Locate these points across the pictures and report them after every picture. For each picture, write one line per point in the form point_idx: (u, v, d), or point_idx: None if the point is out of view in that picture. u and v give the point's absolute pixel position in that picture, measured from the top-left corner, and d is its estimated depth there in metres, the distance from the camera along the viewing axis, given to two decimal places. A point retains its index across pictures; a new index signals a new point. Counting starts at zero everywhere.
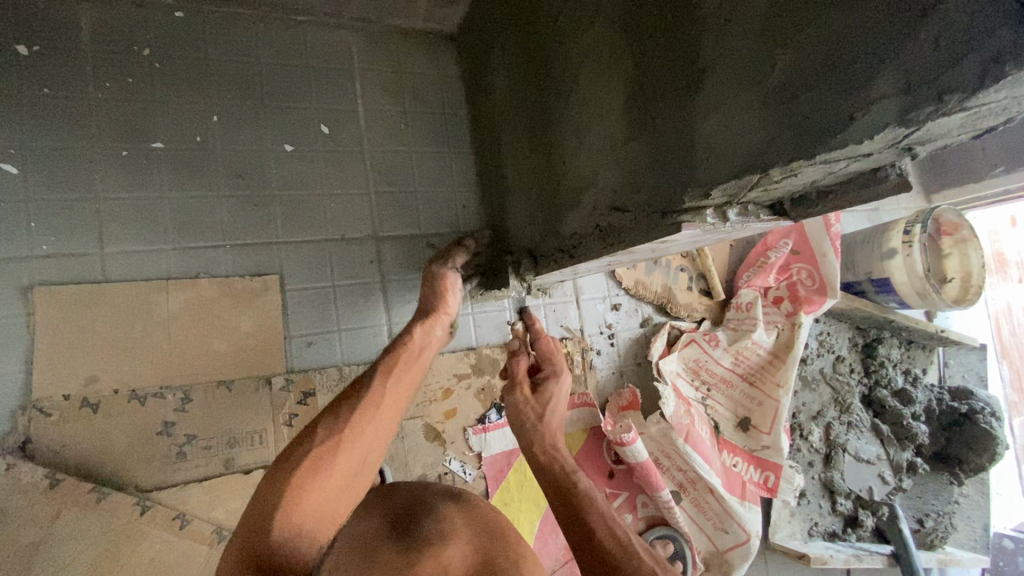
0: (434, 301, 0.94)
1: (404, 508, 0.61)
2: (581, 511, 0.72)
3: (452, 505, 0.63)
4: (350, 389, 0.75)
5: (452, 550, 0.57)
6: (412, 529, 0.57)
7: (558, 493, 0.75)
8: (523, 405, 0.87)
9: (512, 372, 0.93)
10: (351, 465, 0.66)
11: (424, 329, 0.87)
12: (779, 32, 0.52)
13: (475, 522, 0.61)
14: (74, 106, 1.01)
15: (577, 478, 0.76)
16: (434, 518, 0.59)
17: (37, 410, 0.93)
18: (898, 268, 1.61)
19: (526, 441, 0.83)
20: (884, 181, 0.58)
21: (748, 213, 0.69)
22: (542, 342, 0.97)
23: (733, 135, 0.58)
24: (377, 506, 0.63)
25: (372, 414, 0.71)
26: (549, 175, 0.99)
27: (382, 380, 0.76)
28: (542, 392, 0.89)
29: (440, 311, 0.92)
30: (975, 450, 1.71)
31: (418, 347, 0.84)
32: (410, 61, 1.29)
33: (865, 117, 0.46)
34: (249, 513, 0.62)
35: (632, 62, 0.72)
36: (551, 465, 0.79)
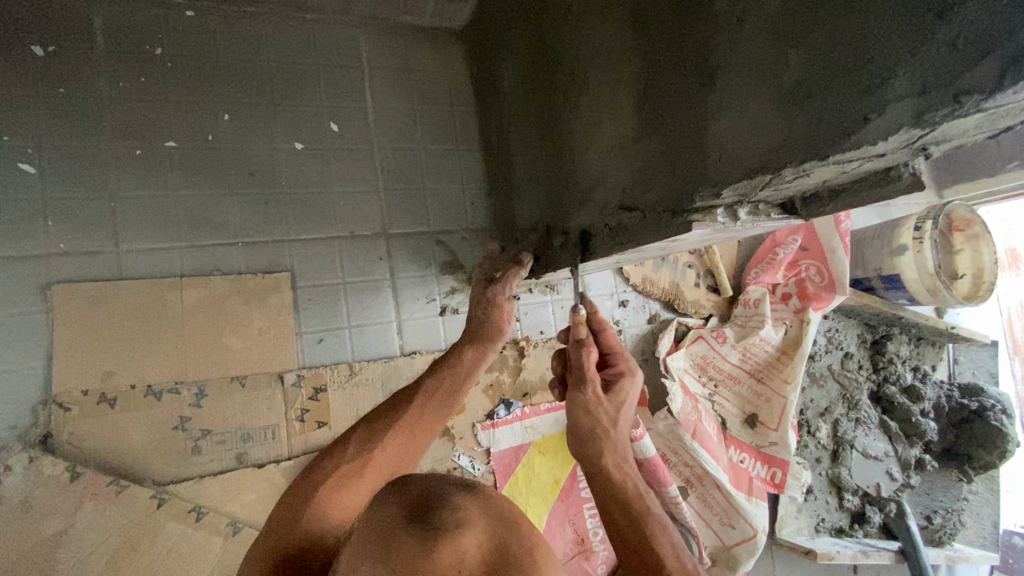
0: (492, 324, 0.95)
1: (419, 496, 0.55)
2: (651, 540, 0.84)
3: (469, 495, 0.56)
4: (393, 406, 0.89)
5: (468, 537, 0.51)
6: (428, 517, 0.52)
7: (626, 513, 0.85)
8: (597, 407, 0.86)
9: (582, 364, 0.89)
10: (376, 480, 0.84)
11: (475, 353, 0.94)
12: (795, 31, 0.52)
13: (495, 511, 0.56)
14: (89, 105, 1.02)
15: (650, 503, 0.86)
16: (450, 506, 0.53)
17: (56, 405, 0.95)
18: (908, 264, 1.60)
19: (601, 447, 0.85)
20: (897, 180, 0.58)
21: (759, 212, 0.69)
22: (609, 338, 0.95)
23: (745, 135, 0.58)
24: (390, 494, 0.56)
25: (403, 437, 0.87)
26: (559, 173, 0.99)
27: (416, 407, 0.89)
28: (615, 394, 0.88)
29: (493, 340, 0.95)
30: (986, 447, 1.71)
31: (463, 373, 0.93)
32: (419, 58, 1.29)
33: (880, 118, 0.46)
34: (289, 505, 0.81)
35: (644, 60, 0.72)
36: (624, 483, 0.85)
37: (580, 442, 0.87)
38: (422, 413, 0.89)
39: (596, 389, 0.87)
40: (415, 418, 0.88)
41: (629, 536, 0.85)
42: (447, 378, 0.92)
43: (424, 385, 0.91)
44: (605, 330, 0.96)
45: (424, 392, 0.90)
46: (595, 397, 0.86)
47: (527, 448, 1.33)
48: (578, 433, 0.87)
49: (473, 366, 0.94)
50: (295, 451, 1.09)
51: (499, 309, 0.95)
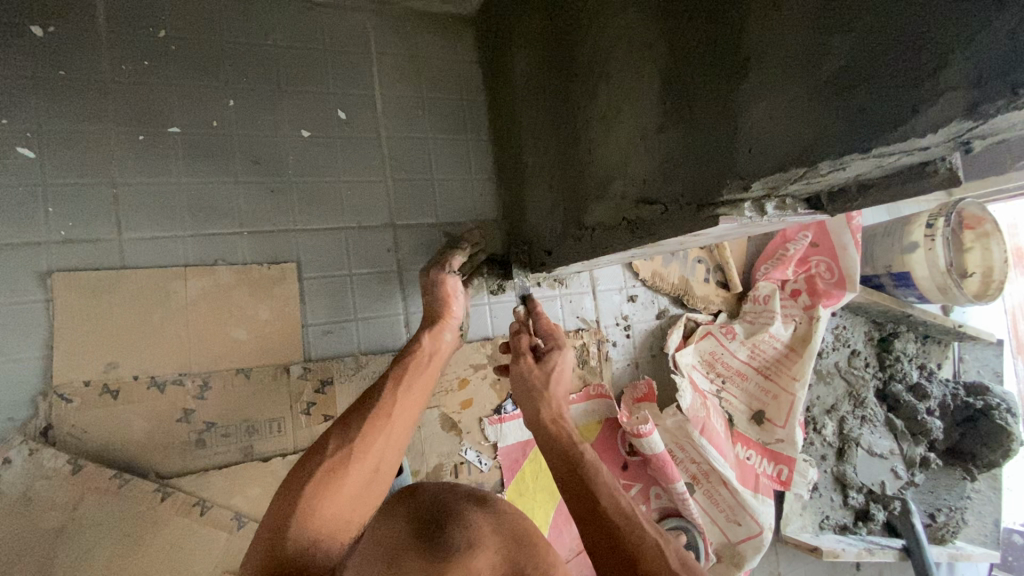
0: (439, 306, 1.03)
1: (430, 511, 0.54)
2: (588, 481, 0.74)
3: (481, 510, 0.55)
4: (364, 398, 0.87)
5: (480, 558, 0.50)
6: (438, 534, 0.51)
7: (564, 460, 0.78)
8: (528, 373, 0.90)
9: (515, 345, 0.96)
10: (362, 475, 0.78)
11: (432, 335, 0.98)
12: (836, 18, 0.50)
13: (507, 528, 0.55)
14: (91, 89, 0.99)
15: (583, 448, 0.79)
16: (462, 523, 0.52)
17: (57, 396, 0.93)
18: (919, 262, 1.59)
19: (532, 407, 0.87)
20: (934, 176, 0.56)
21: (785, 207, 0.67)
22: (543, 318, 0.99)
23: (779, 126, 0.56)
24: (402, 509, 0.56)
25: (381, 426, 0.83)
26: (573, 164, 0.97)
27: (389, 395, 0.87)
28: (546, 362, 0.91)
29: (445, 315, 1.01)
30: (990, 445, 1.70)
31: (427, 353, 0.95)
32: (427, 45, 1.26)
33: (930, 109, 0.44)
34: (270, 516, 0.72)
35: (669, 49, 0.70)
36: (557, 435, 0.82)
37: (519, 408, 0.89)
38: (397, 399, 0.87)
39: (528, 361, 0.92)
40: (391, 405, 0.86)
41: (567, 482, 0.76)
42: (414, 361, 0.93)
43: (392, 371, 0.90)
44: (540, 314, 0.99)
45: (393, 378, 0.89)
46: (525, 366, 0.91)
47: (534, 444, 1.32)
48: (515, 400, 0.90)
49: (435, 349, 0.97)
50: (301, 444, 1.08)
51: (443, 284, 1.05)
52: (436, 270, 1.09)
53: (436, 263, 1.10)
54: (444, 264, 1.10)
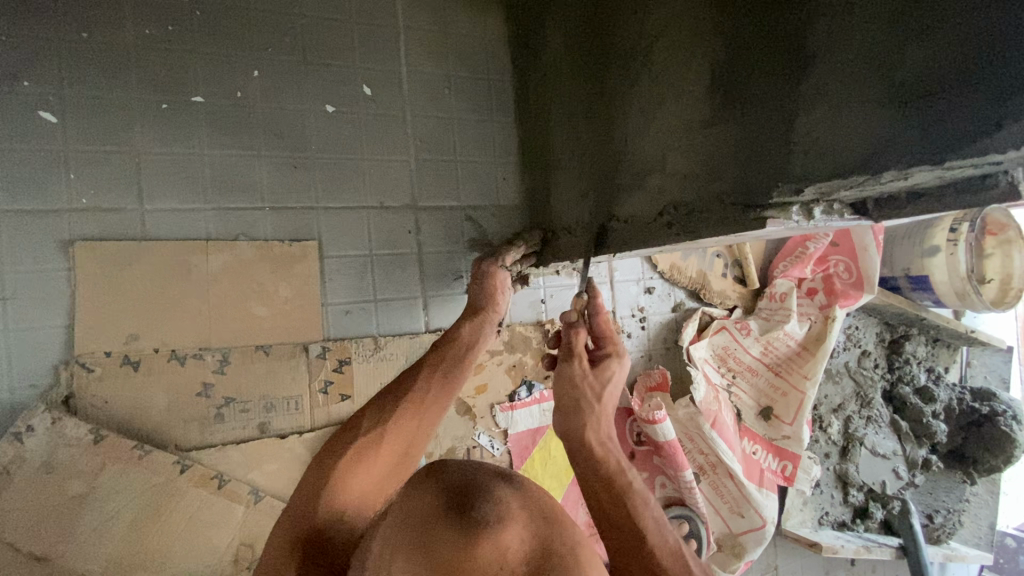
0: (484, 300, 0.96)
1: (459, 485, 0.49)
2: (636, 516, 0.75)
3: (509, 488, 0.51)
4: (397, 381, 0.87)
5: (511, 533, 0.47)
6: (468, 508, 0.46)
7: (609, 491, 0.77)
8: (585, 381, 0.87)
9: (574, 343, 0.91)
10: (392, 455, 0.80)
11: (473, 326, 0.94)
12: (915, 21, 0.48)
13: (536, 507, 0.51)
14: (112, 52, 0.96)
15: (632, 477, 0.79)
16: (491, 498, 0.49)
17: (79, 365, 0.92)
18: (939, 266, 1.57)
19: (583, 419, 0.84)
20: (991, 189, 0.54)
21: (831, 213, 0.66)
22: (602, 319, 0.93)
23: (840, 132, 0.55)
24: (425, 479, 0.51)
25: (414, 408, 0.84)
26: (606, 153, 0.95)
27: (422, 379, 0.86)
28: (600, 371, 0.88)
29: (490, 310, 0.96)
30: (992, 451, 1.70)
31: (466, 343, 0.92)
32: (456, 22, 1.22)
33: (1016, 125, 0.43)
34: (302, 489, 0.76)
35: (721, 41, 0.68)
36: (605, 457, 0.80)
37: (564, 422, 0.85)
38: (431, 383, 0.86)
39: (584, 365, 0.88)
40: (424, 391, 0.85)
41: (610, 512, 0.76)
42: (451, 349, 0.91)
43: (428, 357, 0.89)
44: (598, 313, 0.93)
45: (429, 364, 0.88)
46: (583, 372, 0.87)
47: (545, 431, 1.32)
48: (563, 405, 0.86)
49: (474, 340, 0.93)
50: (318, 422, 1.08)
51: (492, 278, 0.97)
52: (488, 261, 1.02)
53: (489, 256, 1.05)
54: (498, 257, 1.05)
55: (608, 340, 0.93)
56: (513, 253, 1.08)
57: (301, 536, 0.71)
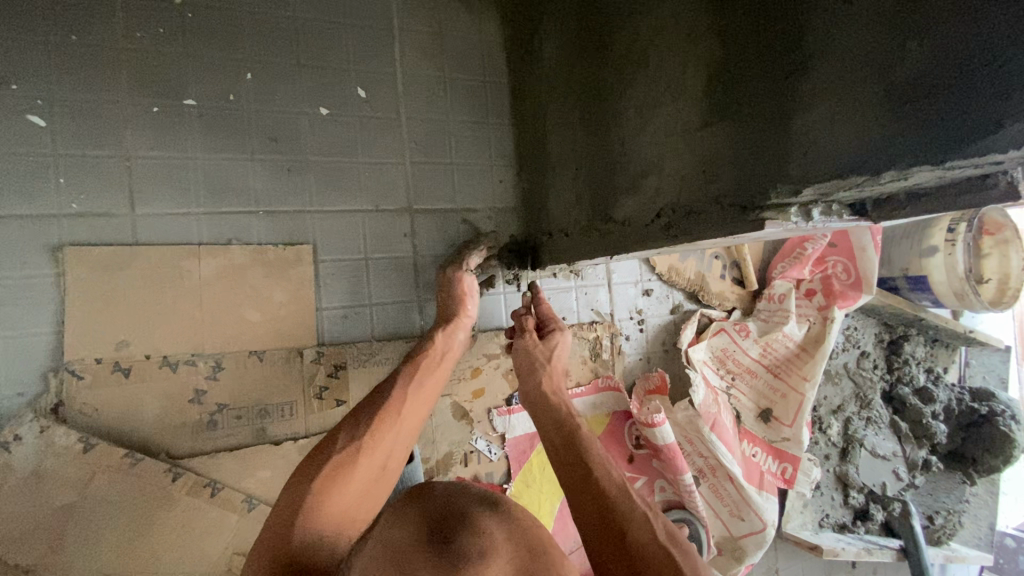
0: (452, 304, 1.03)
1: (442, 517, 0.47)
2: (582, 450, 0.78)
3: (495, 516, 0.49)
4: (375, 395, 0.86)
5: (492, 570, 0.44)
6: (446, 543, 0.44)
7: (561, 435, 0.82)
8: (533, 347, 0.96)
9: (521, 323, 1.03)
10: (371, 470, 0.78)
11: (446, 334, 0.97)
12: (913, 20, 0.47)
13: (521, 538, 0.48)
14: (104, 56, 0.95)
15: (580, 422, 0.84)
16: (473, 530, 0.46)
17: (69, 372, 0.91)
18: (937, 266, 1.56)
19: (562, 408, 0.87)
20: (992, 189, 0.53)
21: (830, 214, 0.65)
22: (544, 306, 1.06)
23: (839, 132, 0.54)
24: (408, 509, 0.49)
25: (391, 423, 0.82)
26: (603, 154, 0.94)
27: (399, 391, 0.86)
28: (548, 341, 0.98)
29: (459, 315, 1.01)
30: (992, 452, 1.69)
31: (441, 352, 0.94)
32: (451, 23, 1.21)
33: (1017, 124, 0.42)
34: (280, 511, 0.72)
35: (718, 41, 0.67)
36: (557, 407, 0.87)
37: (545, 415, 0.87)
38: (407, 396, 0.85)
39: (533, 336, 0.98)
40: (402, 403, 0.84)
41: (561, 452, 0.80)
42: (427, 359, 0.92)
43: (404, 368, 0.90)
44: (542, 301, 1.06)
45: (404, 376, 0.88)
46: (530, 342, 0.98)
47: None
48: (521, 372, 0.95)
49: (445, 346, 0.96)
50: (313, 429, 1.07)
51: (460, 283, 1.04)
52: (452, 268, 1.09)
53: (453, 261, 1.11)
54: (461, 262, 1.11)
55: (550, 318, 1.03)
56: (476, 255, 1.14)
57: (285, 562, 0.66)
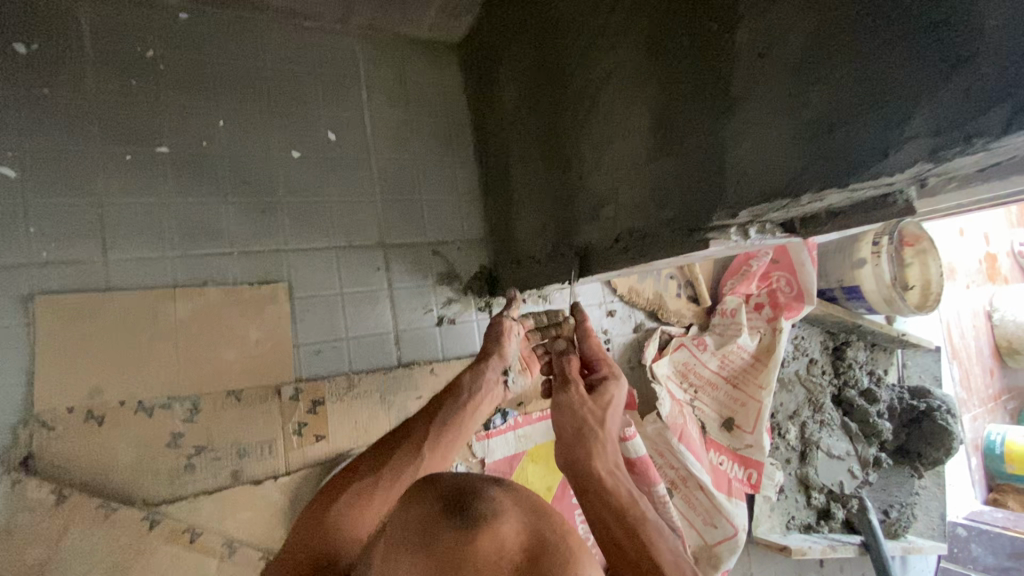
0: (489, 342, 1.00)
1: (453, 489, 0.49)
2: (651, 550, 0.74)
3: (502, 487, 0.51)
4: (403, 427, 0.89)
5: (507, 526, 0.46)
6: (463, 506, 0.46)
7: (624, 526, 0.76)
8: (582, 406, 0.89)
9: (566, 369, 0.97)
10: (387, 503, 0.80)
11: (474, 372, 0.96)
12: (812, 71, 0.57)
13: (526, 501, 0.50)
14: (76, 107, 0.98)
15: (645, 508, 0.79)
16: (485, 496, 0.48)
17: (39, 424, 0.89)
18: (867, 276, 1.72)
19: (621, 490, 0.81)
20: (892, 206, 0.63)
21: (765, 230, 0.75)
22: (594, 346, 1.00)
23: (765, 162, 0.63)
24: (418, 490, 0.50)
25: (412, 458, 0.84)
26: (564, 187, 1.02)
27: (423, 426, 0.88)
28: (599, 396, 0.91)
29: (495, 355, 0.98)
30: (933, 444, 1.84)
31: (470, 391, 0.94)
32: (414, 70, 1.30)
33: (898, 153, 0.52)
34: (300, 529, 0.78)
35: (658, 88, 0.77)
36: (616, 488, 0.81)
37: (596, 498, 0.80)
38: (433, 433, 0.88)
39: (580, 390, 0.92)
40: (425, 438, 0.87)
41: (625, 549, 0.74)
42: (456, 397, 0.93)
43: (430, 405, 0.92)
44: (590, 337, 1.01)
45: (428, 414, 0.90)
46: (579, 397, 0.90)
47: (521, 457, 1.34)
48: (566, 435, 0.87)
49: (477, 387, 0.95)
50: (292, 466, 1.07)
51: (498, 324, 1.01)
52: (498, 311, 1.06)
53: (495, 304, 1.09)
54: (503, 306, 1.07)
55: (602, 362, 0.98)
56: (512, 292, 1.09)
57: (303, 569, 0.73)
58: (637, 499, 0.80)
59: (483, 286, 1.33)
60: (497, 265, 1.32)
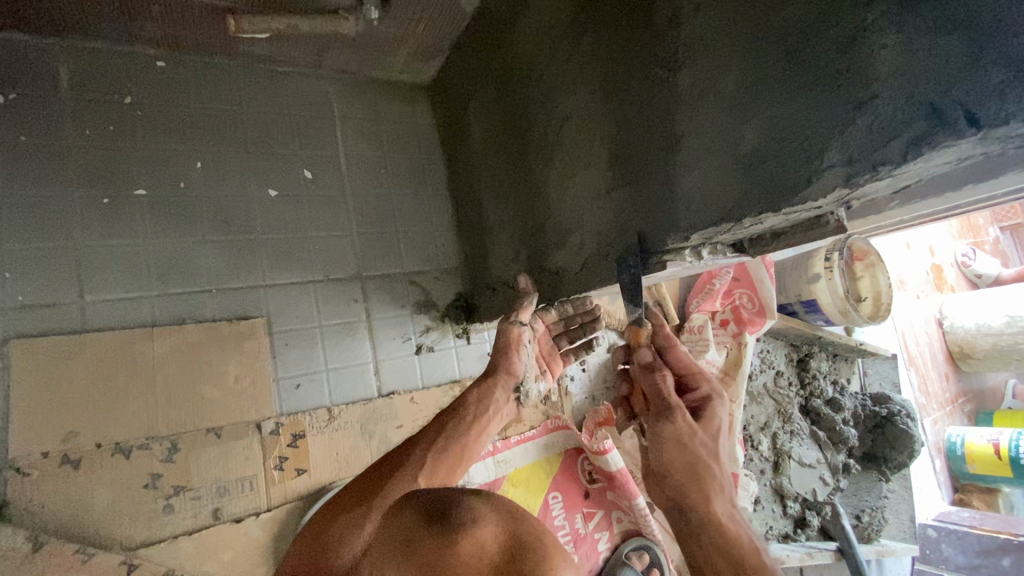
0: (499, 358, 1.03)
1: (435, 500, 0.51)
2: None
3: (481, 495, 0.53)
4: (400, 453, 0.92)
5: (486, 528, 0.48)
6: (443, 514, 0.49)
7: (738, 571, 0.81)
8: (694, 440, 0.89)
9: (664, 394, 0.91)
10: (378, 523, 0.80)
11: (479, 394, 1.01)
12: (743, 111, 0.65)
13: (505, 505, 0.52)
14: (53, 154, 1.00)
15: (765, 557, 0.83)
16: (464, 504, 0.50)
17: (12, 470, 0.88)
18: (823, 289, 1.82)
19: (743, 537, 0.85)
20: (825, 226, 0.70)
21: (717, 251, 0.82)
22: (686, 361, 0.95)
23: (708, 190, 0.71)
24: (403, 505, 0.53)
25: (406, 478, 0.87)
26: (533, 216, 1.08)
27: (420, 448, 0.92)
28: (704, 423, 0.91)
29: (503, 373, 1.02)
30: (897, 448, 1.92)
31: (473, 413, 0.99)
32: (387, 109, 1.36)
33: (820, 180, 0.59)
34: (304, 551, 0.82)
35: (614, 125, 0.84)
36: (737, 536, 0.85)
37: (715, 544, 0.85)
38: (429, 454, 0.91)
39: (687, 419, 0.89)
40: (421, 459, 0.90)
41: None
42: (459, 418, 0.98)
43: (431, 428, 0.96)
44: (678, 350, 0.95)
45: (428, 437, 0.94)
46: (689, 428, 0.89)
47: (501, 483, 1.36)
48: (679, 471, 0.89)
49: (482, 408, 1.00)
50: (274, 501, 1.07)
51: (507, 335, 1.01)
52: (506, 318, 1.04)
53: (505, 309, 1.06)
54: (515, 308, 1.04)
55: (699, 378, 0.96)
56: (529, 302, 1.04)
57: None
58: (751, 541, 0.84)
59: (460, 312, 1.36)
60: (473, 292, 1.36)
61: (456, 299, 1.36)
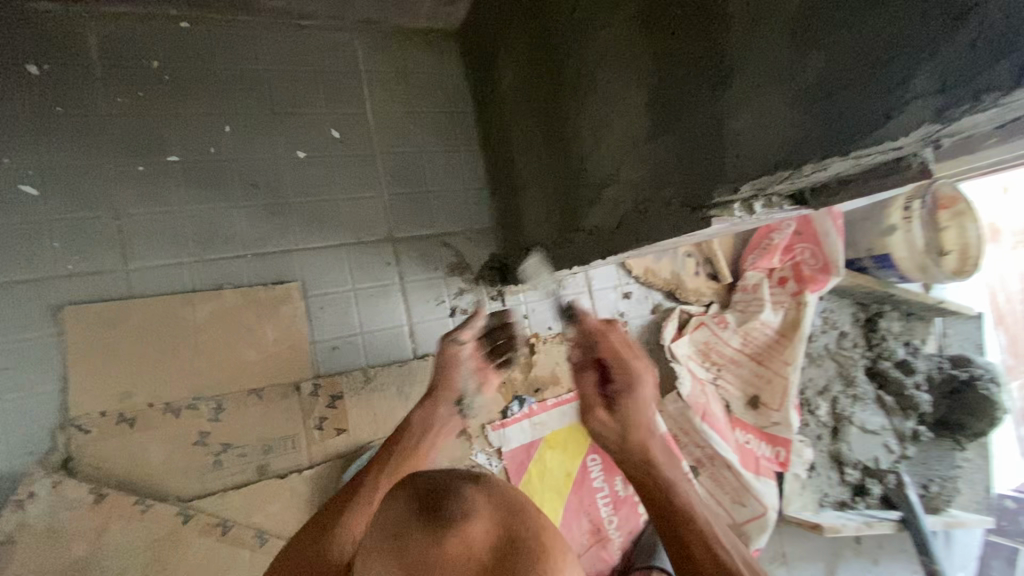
0: (439, 376, 0.99)
1: (430, 487, 0.48)
2: None
3: (481, 485, 0.49)
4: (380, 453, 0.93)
5: (478, 525, 0.45)
6: (436, 507, 0.45)
7: None
8: None
9: None
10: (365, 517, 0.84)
11: (428, 410, 0.98)
12: (810, 34, 0.54)
13: (504, 499, 0.48)
14: (88, 123, 1.01)
15: None
16: (460, 495, 0.47)
17: (75, 428, 0.94)
18: (899, 243, 1.65)
19: None
20: (906, 170, 0.59)
21: (771, 204, 0.71)
22: None
23: (762, 133, 0.61)
24: (398, 487, 0.50)
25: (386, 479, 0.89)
26: (566, 170, 1.00)
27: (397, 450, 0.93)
28: None
29: (444, 389, 0.98)
30: (976, 415, 1.75)
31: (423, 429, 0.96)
32: (415, 61, 1.29)
33: (902, 115, 0.49)
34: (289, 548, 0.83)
35: (654, 62, 0.74)
36: None
37: None
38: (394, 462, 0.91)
39: None
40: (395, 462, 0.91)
41: None
42: (410, 433, 0.95)
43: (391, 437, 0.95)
44: None
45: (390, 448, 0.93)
46: None
47: (538, 444, 1.33)
48: None
49: (431, 426, 0.97)
50: (315, 459, 1.10)
51: (445, 352, 0.98)
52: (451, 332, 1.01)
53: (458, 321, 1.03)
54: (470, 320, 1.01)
55: None
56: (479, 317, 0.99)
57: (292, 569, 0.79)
58: None
59: (494, 273, 1.32)
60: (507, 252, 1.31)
61: (490, 260, 1.32)
